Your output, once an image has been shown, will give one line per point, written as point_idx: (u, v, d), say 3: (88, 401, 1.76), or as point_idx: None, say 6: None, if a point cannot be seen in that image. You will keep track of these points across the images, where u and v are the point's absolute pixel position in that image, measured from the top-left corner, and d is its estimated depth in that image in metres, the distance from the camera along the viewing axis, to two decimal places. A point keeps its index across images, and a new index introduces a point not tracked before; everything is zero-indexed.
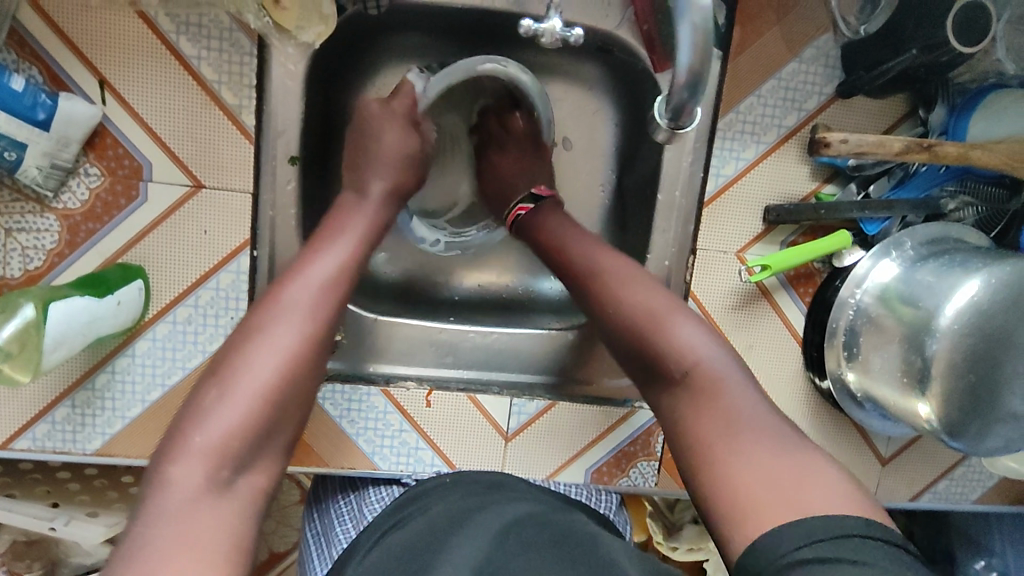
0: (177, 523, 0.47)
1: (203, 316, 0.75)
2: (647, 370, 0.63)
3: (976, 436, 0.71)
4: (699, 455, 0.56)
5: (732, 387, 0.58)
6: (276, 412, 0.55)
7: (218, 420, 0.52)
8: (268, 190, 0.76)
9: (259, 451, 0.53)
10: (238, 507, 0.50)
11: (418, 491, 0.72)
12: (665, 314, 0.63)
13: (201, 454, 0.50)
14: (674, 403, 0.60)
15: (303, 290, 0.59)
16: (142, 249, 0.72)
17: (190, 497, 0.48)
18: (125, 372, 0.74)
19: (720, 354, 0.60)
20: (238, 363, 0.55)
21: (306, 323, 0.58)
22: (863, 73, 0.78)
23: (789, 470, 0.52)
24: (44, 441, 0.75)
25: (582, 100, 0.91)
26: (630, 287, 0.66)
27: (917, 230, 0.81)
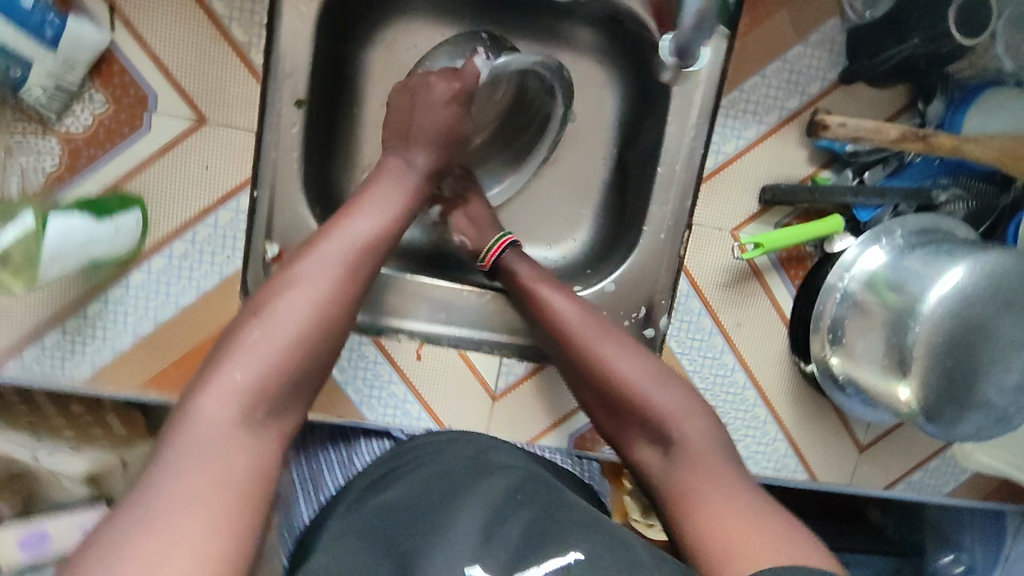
0: (202, 463, 0.45)
1: (200, 253, 0.76)
2: (637, 427, 0.64)
3: (949, 421, 0.73)
4: (679, 510, 0.56)
5: (714, 455, 0.58)
6: (312, 353, 0.54)
7: (247, 363, 0.51)
8: (272, 131, 0.76)
9: (287, 403, 0.52)
10: (264, 452, 0.49)
11: (415, 441, 0.71)
12: (643, 378, 0.65)
13: (230, 395, 0.49)
14: (664, 464, 0.60)
15: (340, 248, 0.59)
16: (142, 180, 0.73)
17: (219, 435, 0.47)
18: (118, 302, 0.75)
19: (703, 424, 0.61)
20: (270, 313, 0.54)
21: (339, 280, 0.58)
22: (865, 61, 0.80)
23: (765, 518, 0.51)
24: (31, 366, 0.75)
25: (589, 71, 0.92)
26: (616, 340, 0.68)
27: (908, 219, 0.82)
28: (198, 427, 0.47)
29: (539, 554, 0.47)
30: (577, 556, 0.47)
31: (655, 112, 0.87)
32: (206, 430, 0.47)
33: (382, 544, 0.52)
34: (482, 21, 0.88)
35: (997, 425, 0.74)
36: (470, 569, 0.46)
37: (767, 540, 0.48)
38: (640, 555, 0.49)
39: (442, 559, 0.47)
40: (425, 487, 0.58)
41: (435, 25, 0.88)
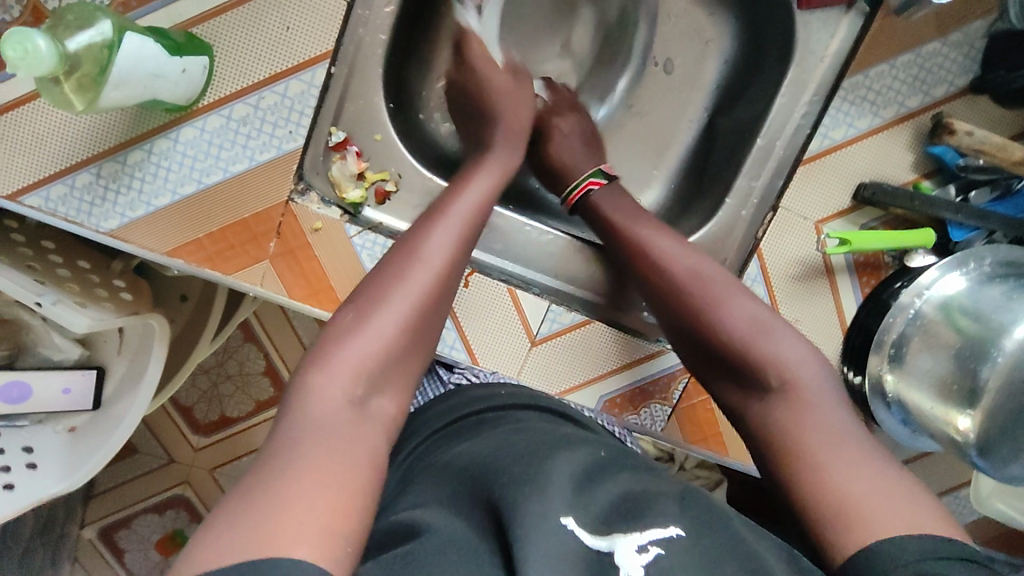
0: (319, 442, 0.43)
1: (261, 120, 0.69)
2: (735, 373, 0.59)
3: (1001, 460, 0.69)
4: (794, 460, 0.51)
5: (828, 403, 0.53)
6: (413, 349, 0.51)
7: (363, 342, 0.48)
8: (364, 6, 0.73)
9: (388, 375, 0.49)
10: (375, 433, 0.46)
11: (468, 396, 0.69)
12: (768, 321, 0.59)
13: (340, 373, 0.47)
14: (766, 409, 0.55)
15: (442, 235, 0.56)
16: (215, 27, 0.65)
17: (333, 417, 0.44)
18: (162, 156, 0.68)
19: (817, 371, 0.56)
20: (377, 297, 0.51)
21: (443, 267, 0.54)
22: (1004, 73, 0.74)
23: (896, 487, 0.47)
24: (56, 205, 0.68)
25: (696, 23, 0.87)
26: (729, 287, 0.62)
27: (1001, 249, 0.78)
28: (316, 408, 0.45)
29: (640, 523, 0.45)
30: (680, 530, 0.45)
31: (763, 81, 0.82)
32: (322, 409, 0.45)
33: (464, 502, 0.51)
34: None
35: None
36: (566, 522, 0.45)
37: (908, 512, 0.45)
38: (743, 535, 0.47)
39: (539, 514, 0.45)
40: (508, 446, 0.56)
41: None
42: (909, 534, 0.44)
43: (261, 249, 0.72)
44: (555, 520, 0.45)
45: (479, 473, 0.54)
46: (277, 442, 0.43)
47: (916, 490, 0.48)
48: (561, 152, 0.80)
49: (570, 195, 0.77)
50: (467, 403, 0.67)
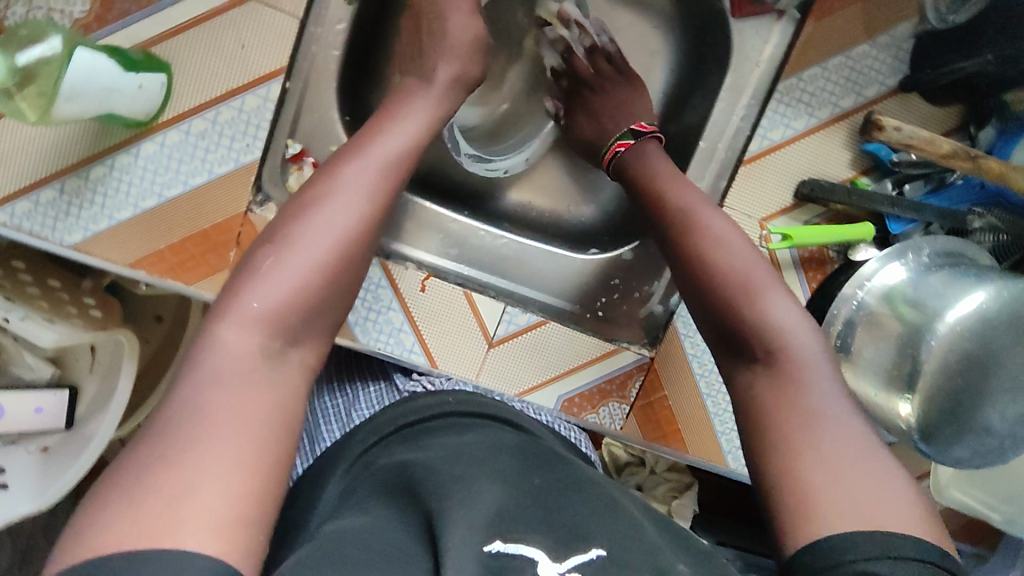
0: (232, 391, 0.47)
1: (219, 135, 0.72)
2: (729, 340, 0.61)
3: (946, 443, 0.73)
4: (772, 439, 0.54)
5: (818, 374, 0.56)
6: (333, 281, 0.56)
7: (272, 288, 0.53)
8: (317, 24, 0.75)
9: (307, 328, 0.54)
10: (291, 378, 0.51)
11: (416, 404, 0.73)
12: (762, 281, 0.61)
13: (248, 322, 0.51)
14: (753, 380, 0.58)
15: (358, 171, 0.60)
16: (172, 45, 0.68)
17: (244, 365, 0.49)
18: (124, 171, 0.71)
19: (811, 338, 0.58)
20: (290, 237, 0.56)
21: (360, 203, 0.58)
22: (929, 71, 0.77)
23: (869, 488, 0.49)
24: (21, 220, 0.71)
25: (643, 35, 0.89)
26: (733, 249, 0.63)
27: (938, 240, 0.81)
28: (221, 357, 0.49)
29: (564, 550, 0.48)
30: (599, 552, 0.48)
31: (705, 88, 0.85)
32: (231, 362, 0.49)
33: (409, 516, 0.53)
34: None
35: (990, 454, 0.73)
36: (488, 546, 0.47)
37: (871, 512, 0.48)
38: (660, 547, 0.51)
39: (462, 530, 0.48)
40: (448, 458, 0.59)
41: None
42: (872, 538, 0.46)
43: (222, 258, 0.75)
44: (475, 546, 0.47)
45: (414, 481, 0.57)
46: (179, 399, 0.46)
47: (880, 477, 0.50)
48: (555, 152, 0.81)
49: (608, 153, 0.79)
50: (417, 411, 0.72)
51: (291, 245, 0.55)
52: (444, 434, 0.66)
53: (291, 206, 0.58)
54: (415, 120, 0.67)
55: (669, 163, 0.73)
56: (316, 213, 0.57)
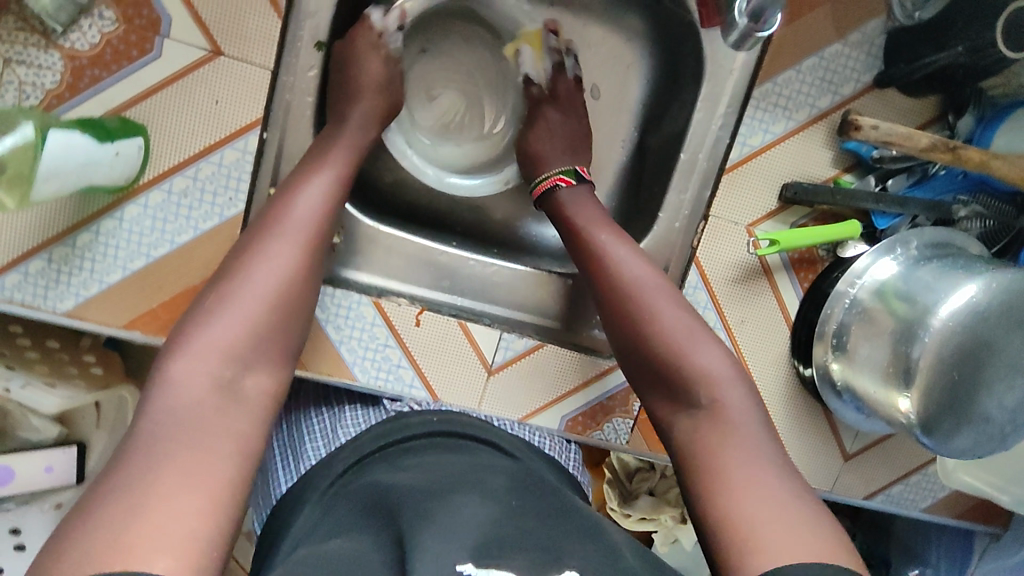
0: (182, 425, 0.49)
1: (201, 191, 0.72)
2: (670, 388, 0.63)
3: (946, 434, 0.72)
4: (709, 475, 0.56)
5: (750, 426, 0.58)
6: (279, 317, 0.59)
7: (223, 326, 0.56)
8: (288, 73, 0.73)
9: (258, 358, 0.56)
10: (248, 411, 0.53)
11: (404, 420, 0.76)
12: (689, 337, 0.64)
13: (202, 356, 0.53)
14: (695, 426, 0.60)
15: (305, 208, 0.64)
16: (147, 107, 0.68)
17: (196, 400, 0.51)
18: (110, 235, 0.71)
19: (742, 393, 0.61)
20: (240, 273, 0.59)
21: (300, 240, 0.63)
22: (903, 66, 0.77)
23: (792, 511, 0.51)
24: (12, 292, 0.71)
25: (615, 49, 0.89)
26: (659, 302, 0.66)
27: (925, 231, 0.81)
28: (175, 397, 0.51)
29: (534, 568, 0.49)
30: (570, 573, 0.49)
31: (681, 98, 0.85)
32: (182, 398, 0.51)
33: (380, 532, 0.55)
34: None
35: (991, 441, 0.73)
36: (461, 567, 0.48)
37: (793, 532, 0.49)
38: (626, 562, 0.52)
39: (435, 553, 0.48)
40: (427, 479, 0.62)
41: None
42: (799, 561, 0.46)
43: None
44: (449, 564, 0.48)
45: (389, 502, 0.58)
46: (142, 432, 0.48)
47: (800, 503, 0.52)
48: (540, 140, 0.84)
49: (540, 187, 0.80)
50: (397, 428, 0.74)
51: (235, 292, 0.58)
52: (423, 455, 0.69)
53: (232, 264, 0.61)
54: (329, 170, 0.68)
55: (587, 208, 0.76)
56: (262, 252, 0.61)
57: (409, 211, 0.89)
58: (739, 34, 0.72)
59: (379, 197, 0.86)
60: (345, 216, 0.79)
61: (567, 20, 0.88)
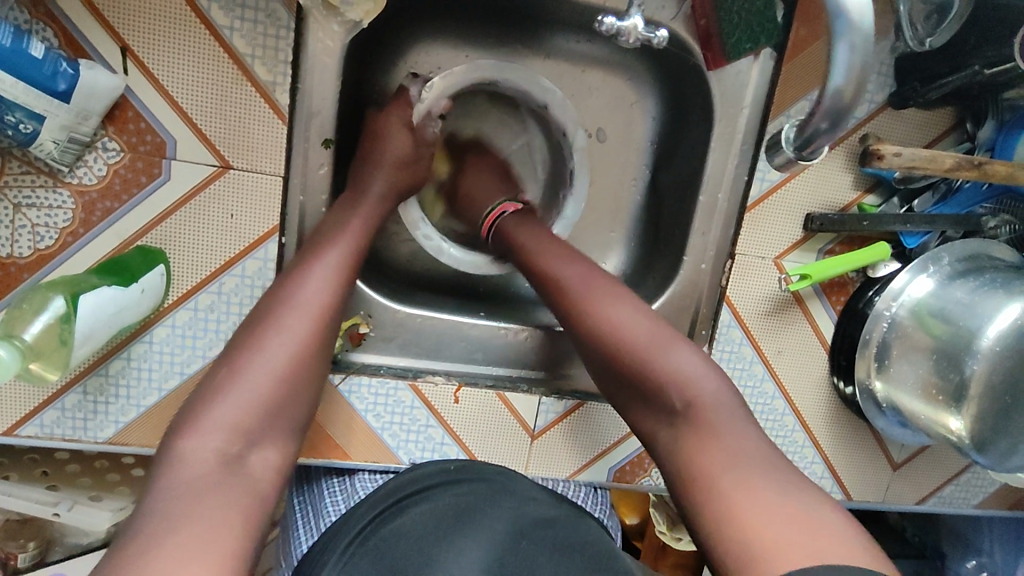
0: (190, 502, 0.49)
1: (227, 304, 0.71)
2: (645, 399, 0.64)
3: (1002, 454, 0.72)
4: (704, 485, 0.55)
5: (728, 421, 0.59)
6: (288, 393, 0.59)
7: (231, 400, 0.56)
8: (299, 174, 0.72)
9: (268, 432, 0.56)
10: (249, 483, 0.53)
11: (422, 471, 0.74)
12: (652, 343, 0.64)
13: (215, 429, 0.53)
14: (677, 436, 0.60)
15: (317, 277, 0.64)
16: (163, 231, 0.68)
17: (203, 474, 0.51)
18: (141, 358, 0.71)
19: (716, 387, 0.61)
20: (252, 346, 0.59)
21: (312, 313, 0.62)
22: (918, 85, 0.75)
23: (792, 508, 0.50)
24: (52, 428, 0.71)
25: (618, 90, 0.87)
26: (620, 309, 0.66)
27: (956, 245, 0.80)
28: (191, 468, 0.51)
29: None
30: None
31: (693, 137, 0.83)
32: (191, 470, 0.51)
33: None
34: (507, 43, 0.83)
35: None
36: None
37: (804, 529, 0.48)
38: None
39: None
40: (430, 528, 0.65)
41: (459, 42, 0.83)
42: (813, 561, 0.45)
43: None
44: None
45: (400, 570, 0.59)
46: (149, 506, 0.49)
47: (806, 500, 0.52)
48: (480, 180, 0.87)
49: (490, 216, 0.81)
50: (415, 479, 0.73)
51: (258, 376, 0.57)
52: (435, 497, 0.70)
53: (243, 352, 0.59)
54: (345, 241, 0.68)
55: (540, 229, 0.77)
56: (275, 323, 0.61)
57: (430, 282, 0.87)
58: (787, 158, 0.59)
59: (400, 274, 0.85)
60: (370, 303, 0.78)
61: (567, 70, 0.86)
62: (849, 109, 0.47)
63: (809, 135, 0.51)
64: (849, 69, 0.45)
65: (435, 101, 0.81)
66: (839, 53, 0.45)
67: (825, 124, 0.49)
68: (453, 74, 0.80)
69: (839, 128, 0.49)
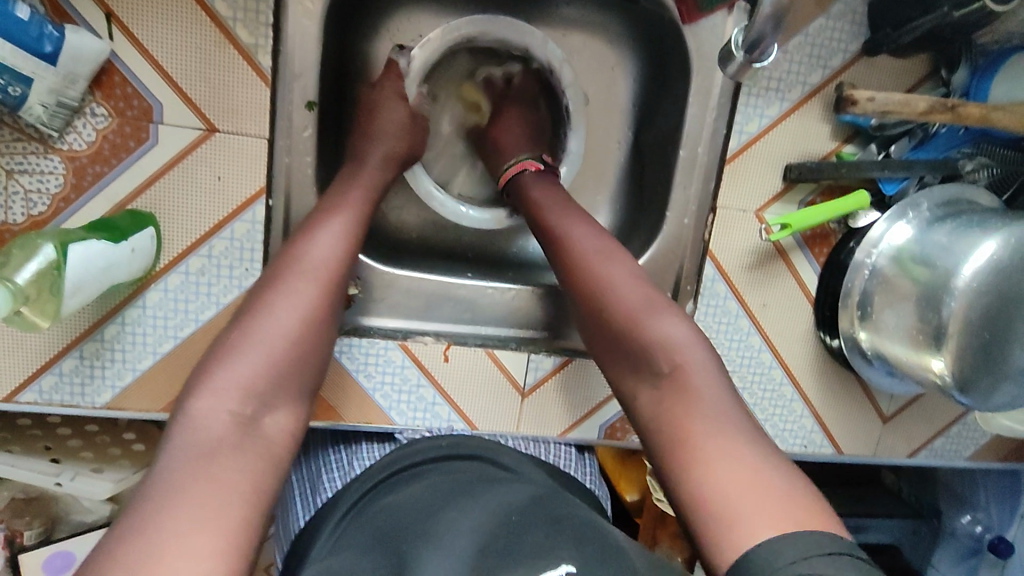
0: (200, 461, 0.52)
1: (217, 267, 0.73)
2: (631, 362, 0.66)
3: (984, 393, 0.73)
4: (688, 442, 0.58)
5: (713, 387, 0.61)
6: (296, 353, 0.61)
7: (242, 360, 0.59)
8: (283, 137, 0.73)
9: (278, 393, 0.59)
10: (261, 447, 0.56)
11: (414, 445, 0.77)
12: (644, 311, 0.66)
13: (227, 393, 0.56)
14: (658, 396, 0.63)
15: (324, 243, 0.66)
16: (153, 195, 0.69)
17: (219, 432, 0.54)
18: (135, 323, 0.72)
19: (701, 356, 0.63)
20: (262, 307, 0.62)
21: (319, 276, 0.65)
22: (890, 31, 0.76)
23: (766, 472, 0.54)
24: (50, 394, 0.73)
25: (598, 53, 0.89)
26: (617, 277, 0.68)
27: (935, 190, 0.81)
28: (202, 425, 0.54)
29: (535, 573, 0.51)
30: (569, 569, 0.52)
31: (672, 94, 0.84)
32: (205, 429, 0.54)
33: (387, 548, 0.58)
34: (486, 8, 0.85)
35: None
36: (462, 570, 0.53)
37: (768, 508, 0.51)
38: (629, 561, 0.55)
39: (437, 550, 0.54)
40: (428, 494, 0.65)
41: (439, 9, 0.84)
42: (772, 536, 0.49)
43: None
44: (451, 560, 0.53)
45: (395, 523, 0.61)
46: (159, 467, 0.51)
47: (772, 473, 0.54)
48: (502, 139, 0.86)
49: (507, 174, 0.82)
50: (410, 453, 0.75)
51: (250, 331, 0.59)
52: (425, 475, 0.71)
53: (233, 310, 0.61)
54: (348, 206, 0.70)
55: (546, 197, 0.77)
56: (282, 286, 0.63)
57: (419, 246, 0.88)
58: (739, 64, 0.62)
59: (388, 239, 0.86)
60: (358, 266, 0.79)
61: (547, 34, 0.87)
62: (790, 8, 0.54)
63: (754, 39, 0.58)
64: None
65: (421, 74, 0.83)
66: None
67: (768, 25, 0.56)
68: (430, 41, 0.82)
69: (779, 28, 0.56)
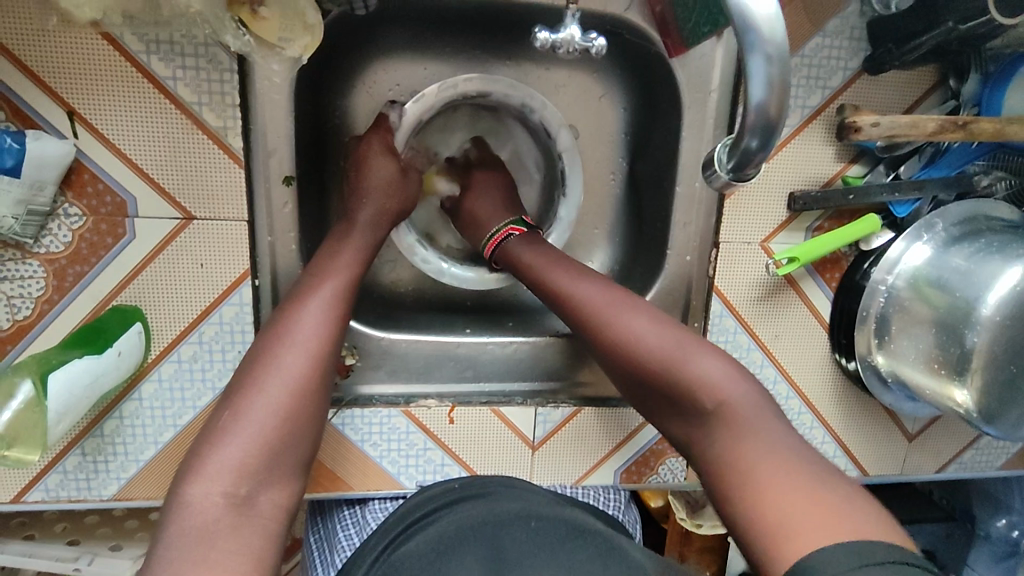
0: (198, 548, 0.49)
1: (209, 352, 0.71)
2: (674, 401, 0.62)
3: (1012, 424, 0.69)
4: (730, 487, 0.54)
5: (764, 423, 0.56)
6: (285, 435, 0.58)
7: (225, 449, 0.55)
8: (263, 215, 0.71)
9: (272, 473, 0.56)
10: (257, 526, 0.52)
11: (429, 492, 0.74)
12: (676, 350, 0.63)
13: (216, 475, 0.53)
14: (708, 436, 0.59)
15: (312, 315, 0.63)
16: (136, 288, 0.68)
17: (209, 520, 0.50)
18: (134, 416, 0.72)
19: (744, 389, 0.59)
20: (247, 391, 0.58)
21: (310, 348, 0.61)
22: (893, 46, 0.71)
23: (825, 500, 0.49)
24: (57, 491, 0.73)
25: (584, 85, 0.84)
26: (637, 321, 0.65)
27: (950, 209, 0.77)
28: (192, 517, 0.50)
29: None
30: None
31: (665, 124, 0.80)
32: (196, 518, 0.50)
33: None
34: (462, 52, 0.81)
35: None
36: None
37: (834, 523, 0.47)
38: None
39: None
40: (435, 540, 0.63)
41: (414, 56, 0.80)
42: (838, 543, 0.45)
43: None
44: None
45: None
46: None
47: (836, 495, 0.50)
48: (483, 198, 0.82)
49: (491, 243, 0.79)
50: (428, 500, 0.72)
51: (231, 422, 0.56)
52: (438, 519, 0.67)
53: (219, 409, 0.59)
54: (335, 275, 0.66)
55: (536, 250, 0.75)
56: (273, 362, 0.60)
57: (415, 301, 0.87)
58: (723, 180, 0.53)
59: (383, 299, 0.84)
60: (354, 335, 0.78)
61: (530, 71, 0.83)
62: (778, 121, 0.45)
63: (742, 155, 0.48)
64: (770, 82, 0.43)
65: (415, 124, 0.80)
66: (755, 68, 0.44)
67: (754, 141, 0.46)
68: (425, 96, 0.79)
69: (771, 142, 0.46)
